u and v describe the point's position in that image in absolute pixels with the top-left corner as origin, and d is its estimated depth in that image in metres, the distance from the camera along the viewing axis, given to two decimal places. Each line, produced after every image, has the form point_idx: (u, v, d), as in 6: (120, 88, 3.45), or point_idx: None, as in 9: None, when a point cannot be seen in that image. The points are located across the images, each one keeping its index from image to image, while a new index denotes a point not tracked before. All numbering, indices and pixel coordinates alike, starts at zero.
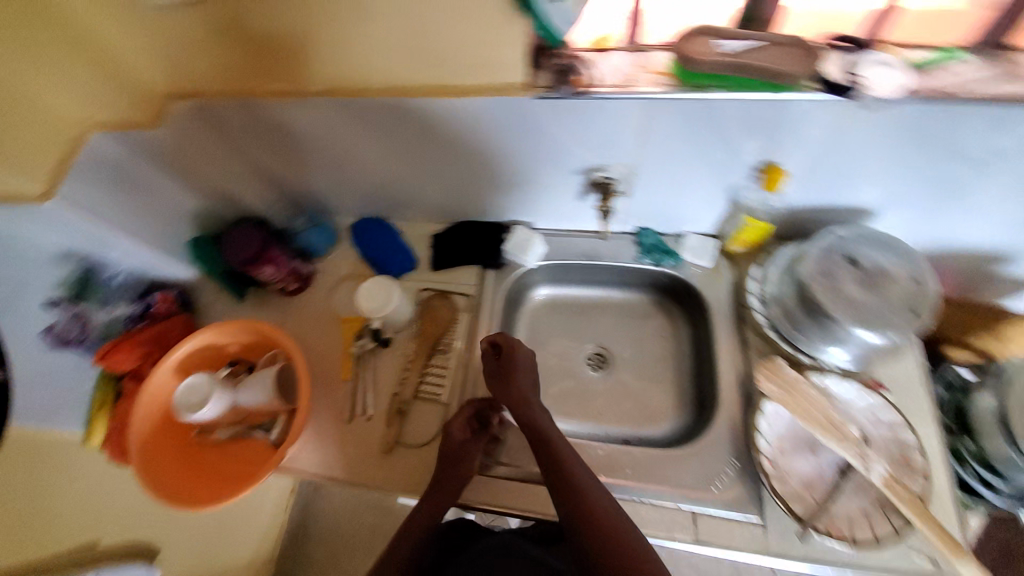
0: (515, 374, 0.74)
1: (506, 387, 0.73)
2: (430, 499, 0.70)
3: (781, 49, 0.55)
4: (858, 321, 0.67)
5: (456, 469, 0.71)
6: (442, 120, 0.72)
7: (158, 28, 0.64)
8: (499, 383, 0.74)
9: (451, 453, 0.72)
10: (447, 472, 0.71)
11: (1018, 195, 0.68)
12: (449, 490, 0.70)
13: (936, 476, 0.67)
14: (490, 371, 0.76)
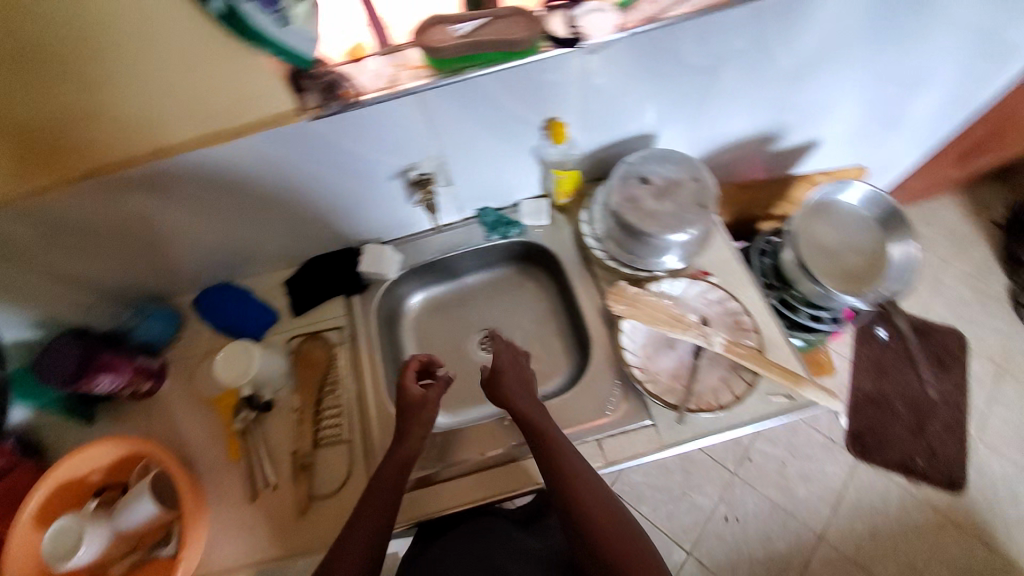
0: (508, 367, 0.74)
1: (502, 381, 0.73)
2: (392, 466, 0.68)
3: (507, 21, 0.63)
4: (664, 230, 0.79)
5: (417, 421, 0.72)
6: (237, 166, 0.71)
7: None
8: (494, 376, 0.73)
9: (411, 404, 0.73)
10: (412, 422, 0.72)
11: (744, 85, 0.84)
12: (411, 445, 0.70)
13: (768, 328, 0.80)
14: (485, 371, 0.75)
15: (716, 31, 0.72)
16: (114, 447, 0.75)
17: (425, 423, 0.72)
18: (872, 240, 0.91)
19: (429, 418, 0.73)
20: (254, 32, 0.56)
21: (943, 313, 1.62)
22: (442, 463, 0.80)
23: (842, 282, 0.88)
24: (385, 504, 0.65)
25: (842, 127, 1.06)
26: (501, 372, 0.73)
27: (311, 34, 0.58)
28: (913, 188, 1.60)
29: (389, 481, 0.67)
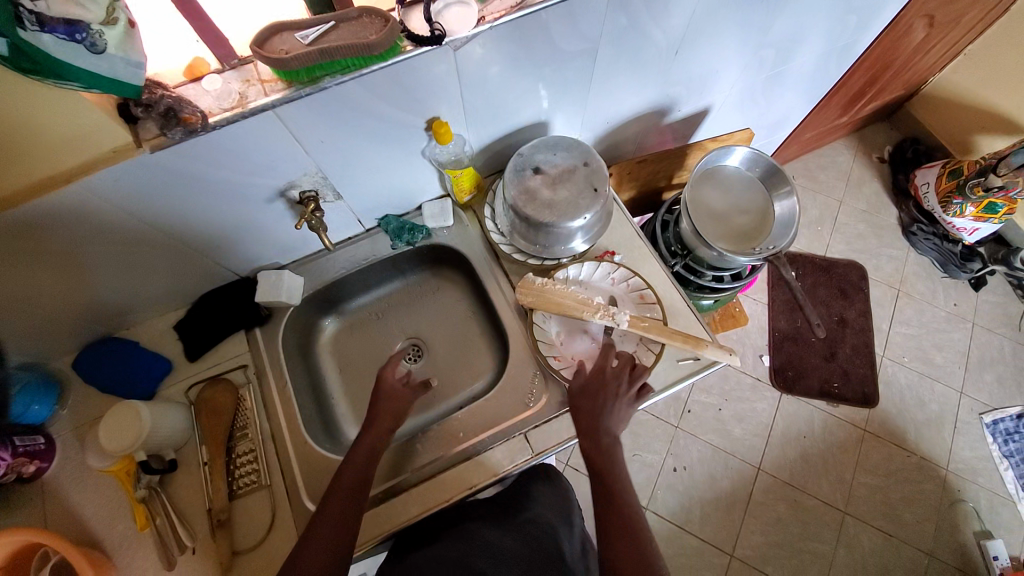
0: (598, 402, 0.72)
1: (592, 413, 0.71)
2: (360, 456, 0.71)
3: (360, 23, 0.57)
4: (562, 217, 0.78)
5: (387, 411, 0.76)
6: (80, 217, 0.63)
7: None
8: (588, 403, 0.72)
9: (382, 395, 0.77)
10: (381, 410, 0.76)
11: (625, 65, 0.84)
12: (377, 431, 0.74)
13: (670, 297, 0.84)
14: (580, 385, 0.74)
15: (583, 13, 0.68)
16: (7, 543, 0.63)
17: (393, 414, 0.76)
18: (756, 198, 0.96)
19: (397, 409, 0.76)
20: (58, 65, 0.46)
21: (841, 249, 1.78)
22: (399, 475, 0.79)
23: (728, 242, 0.93)
24: (344, 506, 0.66)
25: (728, 92, 1.12)
26: (596, 403, 0.72)
27: (134, 59, 0.51)
28: (804, 140, 1.72)
29: (351, 478, 0.69)
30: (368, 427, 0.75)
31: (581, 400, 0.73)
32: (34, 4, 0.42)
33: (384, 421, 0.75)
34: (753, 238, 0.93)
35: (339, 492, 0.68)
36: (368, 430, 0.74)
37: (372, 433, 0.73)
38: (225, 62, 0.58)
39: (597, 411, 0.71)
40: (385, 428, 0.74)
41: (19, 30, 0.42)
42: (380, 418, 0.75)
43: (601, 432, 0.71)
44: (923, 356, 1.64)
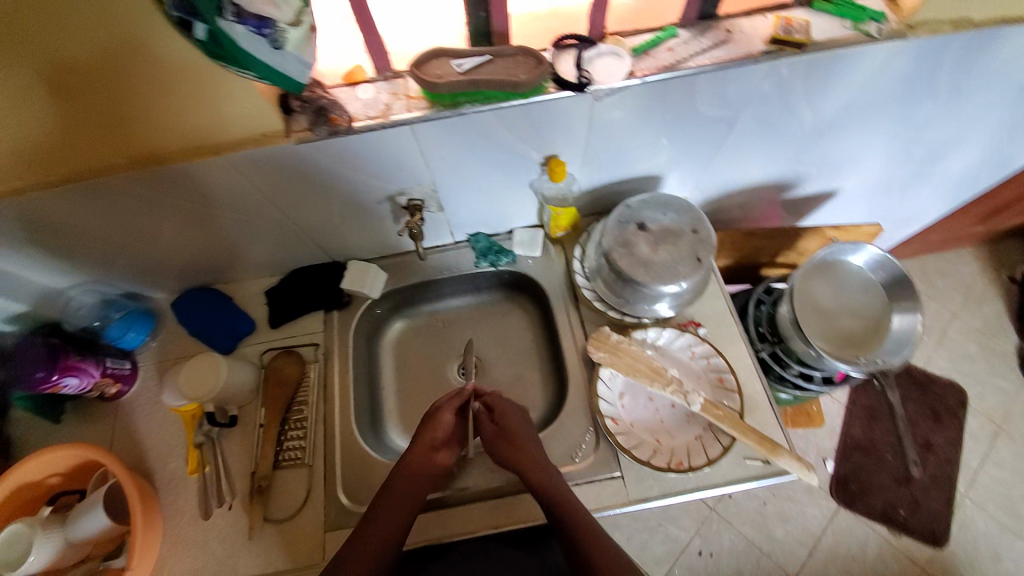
0: (513, 435, 0.74)
1: (516, 447, 0.73)
2: (404, 476, 0.71)
3: (510, 60, 0.59)
4: (656, 280, 0.74)
5: (429, 435, 0.75)
6: (214, 183, 0.68)
7: None
8: (505, 439, 0.74)
9: (431, 414, 0.77)
10: (423, 430, 0.75)
11: (762, 136, 0.79)
12: (419, 453, 0.73)
13: (751, 387, 0.78)
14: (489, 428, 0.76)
15: (735, 84, 0.66)
16: (70, 454, 0.74)
17: (433, 438, 0.74)
18: (872, 303, 0.88)
19: (439, 430, 0.75)
20: (242, 57, 0.48)
21: (943, 366, 1.59)
22: (449, 489, 0.77)
23: (829, 343, 0.86)
24: (396, 511, 0.68)
25: (862, 180, 1.03)
26: (510, 440, 0.73)
27: (306, 59, 0.54)
28: (930, 240, 1.56)
29: (404, 491, 0.70)
30: (412, 446, 0.74)
31: (496, 438, 0.74)
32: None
33: (429, 438, 0.74)
34: (856, 346, 0.85)
35: (394, 493, 0.70)
36: (411, 450, 0.74)
37: (419, 450, 0.73)
38: (380, 73, 0.62)
39: (513, 440, 0.73)
40: (434, 444, 0.74)
41: (218, 19, 0.45)
42: (427, 434, 0.75)
43: (534, 466, 0.70)
44: (1014, 507, 1.42)
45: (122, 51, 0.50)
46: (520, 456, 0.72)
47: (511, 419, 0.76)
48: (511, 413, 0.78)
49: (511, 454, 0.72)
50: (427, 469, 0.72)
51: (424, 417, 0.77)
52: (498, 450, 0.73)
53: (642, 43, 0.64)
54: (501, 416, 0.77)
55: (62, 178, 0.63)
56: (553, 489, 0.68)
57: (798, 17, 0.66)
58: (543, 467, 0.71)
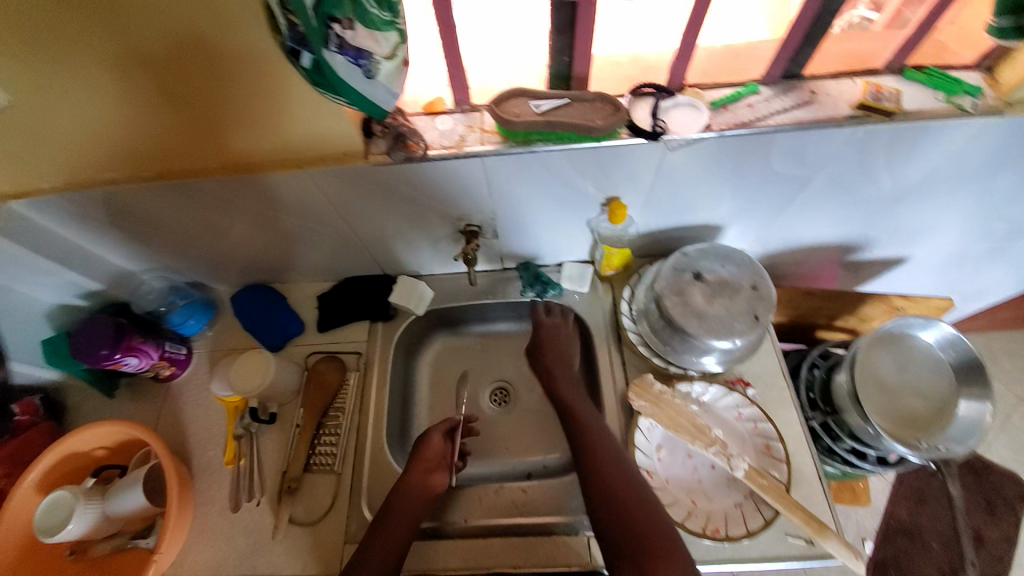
0: (554, 350, 0.84)
1: (556, 359, 0.84)
2: (402, 499, 0.71)
3: (588, 105, 0.60)
4: (708, 334, 0.72)
5: (424, 456, 0.76)
6: (289, 192, 0.72)
7: None
8: (548, 351, 0.84)
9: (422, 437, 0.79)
10: (418, 452, 0.77)
11: (834, 197, 0.77)
12: (417, 472, 0.74)
13: (800, 460, 0.74)
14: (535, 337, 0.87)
15: (815, 145, 0.64)
16: (120, 429, 0.78)
17: (427, 461, 0.76)
18: (939, 384, 0.82)
19: (431, 453, 0.77)
20: (338, 83, 0.51)
21: (1002, 454, 1.48)
22: (442, 520, 0.77)
23: (887, 421, 0.80)
24: (396, 534, 0.68)
25: (935, 250, 0.97)
26: (551, 356, 0.84)
27: (394, 90, 0.55)
28: (1000, 318, 1.46)
29: (406, 513, 0.70)
30: (407, 469, 0.75)
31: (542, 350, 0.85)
32: (343, 32, 0.48)
33: (424, 458, 0.76)
34: (920, 429, 0.80)
35: (401, 511, 0.70)
36: (410, 469, 0.75)
37: (414, 471, 0.74)
38: (458, 106, 0.65)
39: (552, 359, 0.83)
40: (428, 465, 0.76)
41: (324, 49, 0.48)
42: (422, 455, 0.76)
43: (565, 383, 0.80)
44: None
45: (236, 69, 0.54)
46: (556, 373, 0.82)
47: (552, 332, 0.86)
48: (562, 335, 0.86)
49: (549, 366, 0.83)
50: (426, 488, 0.73)
51: (414, 443, 0.80)
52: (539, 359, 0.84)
53: (722, 97, 0.64)
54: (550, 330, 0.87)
55: (156, 173, 0.69)
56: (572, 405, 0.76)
57: (888, 84, 0.64)
58: (571, 387, 0.79)
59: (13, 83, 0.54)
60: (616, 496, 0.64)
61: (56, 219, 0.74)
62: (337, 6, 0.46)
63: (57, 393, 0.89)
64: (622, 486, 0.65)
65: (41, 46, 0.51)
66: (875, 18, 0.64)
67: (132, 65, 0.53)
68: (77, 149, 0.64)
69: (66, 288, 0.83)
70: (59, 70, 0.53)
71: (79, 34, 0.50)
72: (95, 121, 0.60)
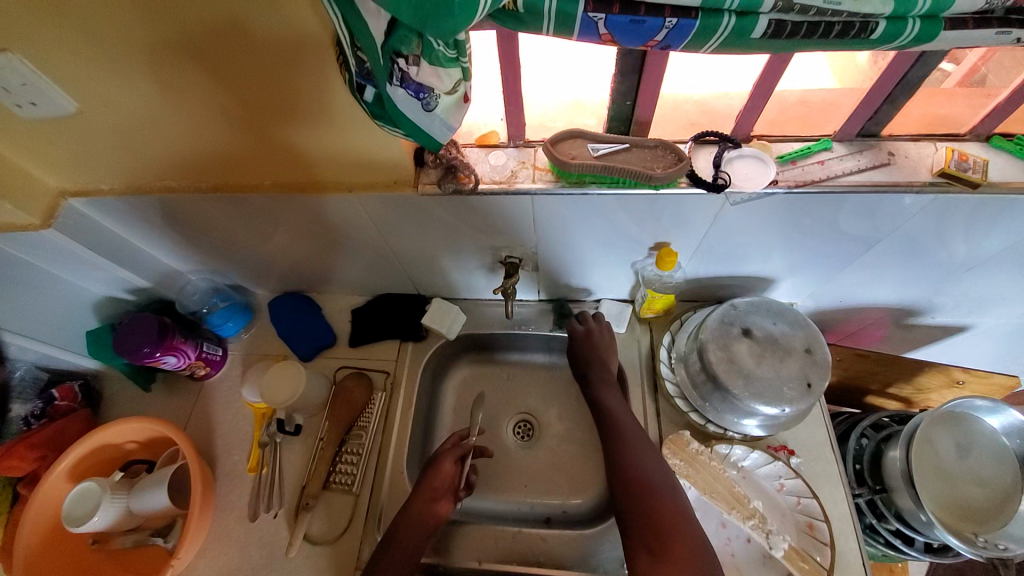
0: (591, 340, 0.82)
1: (592, 350, 0.81)
2: (405, 530, 0.69)
3: (648, 152, 0.58)
4: (753, 396, 0.68)
5: (429, 483, 0.73)
6: (337, 210, 0.72)
7: (47, 156, 0.65)
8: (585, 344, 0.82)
9: (433, 460, 0.77)
10: (426, 478, 0.74)
11: (902, 261, 0.71)
12: (420, 500, 0.71)
13: (844, 544, 0.69)
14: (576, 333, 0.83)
15: (887, 208, 0.60)
16: (152, 427, 0.79)
17: (433, 485, 0.73)
18: (1002, 474, 0.74)
19: (438, 477, 0.74)
20: (397, 115, 0.51)
21: None
22: (444, 558, 0.75)
23: (939, 508, 0.73)
24: (395, 565, 0.66)
25: (1010, 322, 0.89)
26: (588, 347, 0.81)
27: (451, 123, 0.54)
28: None
29: (409, 544, 0.68)
30: (414, 496, 0.72)
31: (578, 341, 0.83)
32: (407, 67, 0.46)
33: (433, 485, 0.73)
34: (975, 521, 0.72)
35: (405, 542, 0.68)
36: (414, 497, 0.72)
37: (420, 497, 0.72)
38: (512, 140, 0.64)
39: (589, 350, 0.81)
40: (434, 493, 0.72)
41: (387, 84, 0.47)
42: (431, 482, 0.73)
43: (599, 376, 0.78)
44: None
45: (295, 93, 0.55)
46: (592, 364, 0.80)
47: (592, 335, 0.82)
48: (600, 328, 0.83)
49: (585, 359, 0.81)
50: (431, 519, 0.70)
51: (425, 467, 0.77)
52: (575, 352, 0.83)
53: (791, 151, 0.60)
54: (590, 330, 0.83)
55: (213, 185, 0.70)
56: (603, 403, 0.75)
57: (978, 150, 0.59)
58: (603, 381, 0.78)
59: (85, 94, 0.56)
60: (638, 489, 0.63)
61: (113, 218, 0.76)
62: (404, 43, 0.44)
63: (97, 381, 0.93)
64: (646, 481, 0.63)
65: (113, 62, 0.52)
66: (951, 70, 0.61)
67: (196, 84, 0.55)
68: (142, 158, 0.66)
69: (115, 285, 0.86)
70: (127, 85, 0.55)
71: (150, 53, 0.51)
72: (162, 134, 0.62)
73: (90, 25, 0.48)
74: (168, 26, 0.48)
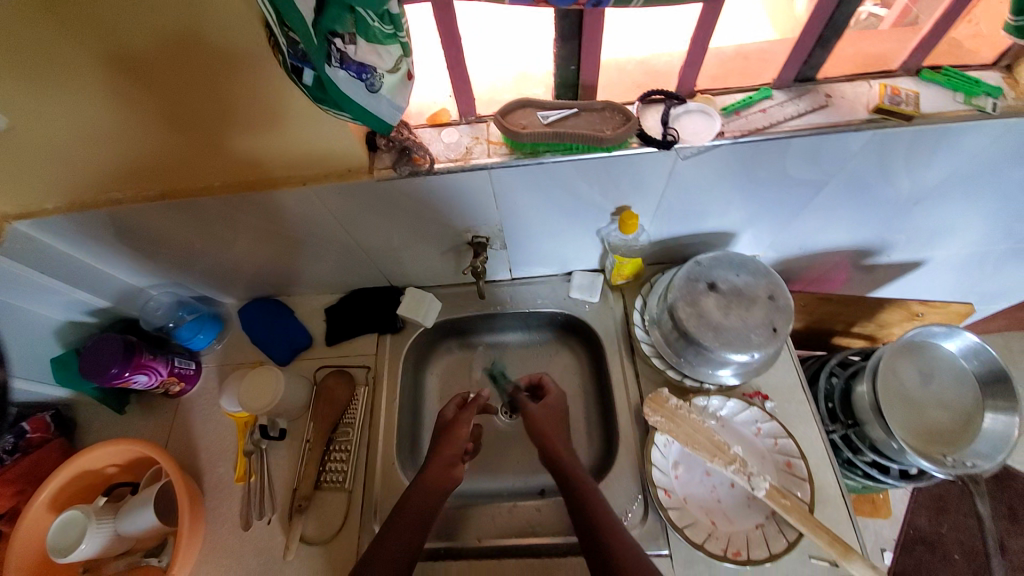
0: (547, 414, 0.76)
1: (548, 418, 0.76)
2: (418, 495, 0.67)
3: (598, 115, 0.59)
4: (723, 346, 0.70)
5: (448, 445, 0.73)
6: (297, 207, 0.71)
7: None
8: (545, 417, 0.76)
9: (440, 430, 0.77)
10: (443, 442, 0.74)
11: (851, 201, 0.74)
12: (438, 463, 0.71)
13: (823, 478, 0.72)
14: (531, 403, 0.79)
15: (832, 149, 0.62)
16: (130, 448, 0.77)
17: (451, 446, 0.73)
18: (964, 396, 0.78)
19: (457, 439, 0.75)
20: (342, 98, 0.51)
21: None
22: (459, 541, 0.75)
23: (910, 435, 0.78)
24: (409, 531, 0.64)
25: (956, 253, 0.94)
26: (542, 422, 0.75)
27: (398, 103, 0.55)
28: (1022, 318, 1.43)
29: (420, 511, 0.66)
30: (427, 466, 0.71)
31: (536, 416, 0.76)
32: (345, 47, 0.46)
33: (446, 454, 0.72)
34: (944, 442, 0.76)
35: (414, 509, 0.66)
36: (430, 463, 0.71)
37: (437, 461, 0.71)
38: (464, 117, 0.64)
39: (546, 425, 0.74)
40: (450, 456, 0.72)
41: (326, 65, 0.47)
42: (443, 450, 0.73)
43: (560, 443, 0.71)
44: None
45: (241, 90, 0.54)
46: (549, 435, 0.72)
47: (547, 412, 0.76)
48: (556, 403, 0.79)
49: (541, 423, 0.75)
50: (445, 484, 0.69)
51: (439, 432, 0.76)
52: (532, 424, 0.75)
53: (734, 102, 0.62)
54: (546, 405, 0.78)
55: (162, 192, 0.68)
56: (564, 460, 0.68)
57: (908, 85, 0.62)
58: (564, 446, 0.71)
59: (16, 109, 0.54)
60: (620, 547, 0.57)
61: (61, 237, 0.73)
62: (337, 22, 0.44)
63: (68, 409, 0.90)
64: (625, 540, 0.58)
65: (45, 70, 0.50)
66: (884, 15, 0.63)
67: (136, 87, 0.53)
68: (82, 170, 0.63)
69: (74, 307, 0.83)
70: (54, 92, 0.53)
71: (86, 59, 0.50)
72: (99, 142, 0.60)
73: (18, 33, 0.46)
74: (103, 30, 0.47)
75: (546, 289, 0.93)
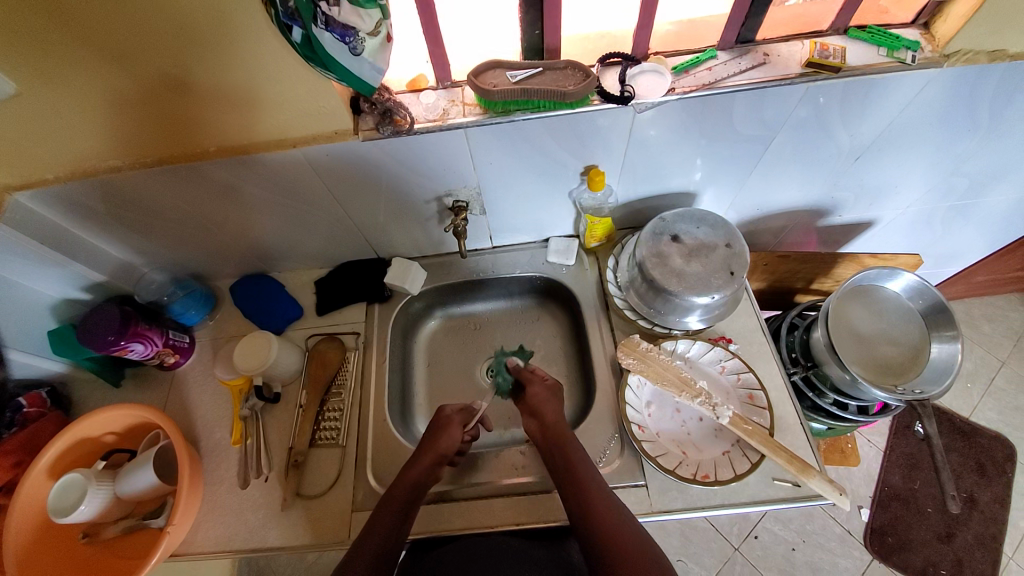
0: (548, 396, 0.77)
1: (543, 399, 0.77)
2: (404, 487, 0.70)
3: (562, 73, 0.66)
4: (687, 289, 0.76)
5: (432, 447, 0.74)
6: (286, 172, 0.75)
7: None
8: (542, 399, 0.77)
9: (439, 423, 0.78)
10: (427, 442, 0.75)
11: (798, 156, 0.81)
12: (422, 463, 0.72)
13: (784, 409, 0.78)
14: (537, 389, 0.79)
15: (772, 102, 0.69)
16: (130, 413, 0.80)
17: (438, 450, 0.74)
18: (911, 332, 0.86)
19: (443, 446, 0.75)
20: (327, 59, 0.56)
21: (990, 417, 1.55)
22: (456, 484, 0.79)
23: (866, 371, 0.84)
24: (396, 514, 0.67)
25: (902, 210, 1.02)
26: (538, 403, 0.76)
27: (379, 66, 0.60)
28: (976, 282, 1.53)
29: (406, 488, 0.70)
30: (414, 460, 0.73)
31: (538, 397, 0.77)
32: (329, 9, 0.52)
33: (431, 454, 0.73)
34: (897, 374, 0.83)
35: (398, 494, 0.69)
36: (414, 462, 0.73)
37: (425, 455, 0.73)
38: (440, 82, 0.71)
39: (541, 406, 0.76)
40: (437, 456, 0.73)
41: (313, 26, 0.52)
42: (433, 446, 0.74)
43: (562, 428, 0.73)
44: None
45: (241, 56, 0.59)
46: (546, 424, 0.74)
47: (546, 394, 0.78)
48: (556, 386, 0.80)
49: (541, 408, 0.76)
50: (428, 478, 0.72)
51: (427, 430, 0.77)
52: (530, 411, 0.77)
53: (683, 62, 0.69)
54: (545, 384, 0.79)
55: (161, 158, 0.72)
56: (556, 461, 0.70)
57: (835, 41, 0.69)
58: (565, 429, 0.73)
59: (29, 74, 0.58)
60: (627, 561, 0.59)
61: (60, 212, 0.77)
62: None
63: (64, 387, 0.92)
64: (635, 546, 0.60)
65: (53, 34, 0.54)
66: None
67: (140, 52, 0.57)
68: (85, 136, 0.67)
69: (69, 283, 0.86)
70: (61, 56, 0.57)
71: (94, 26, 0.54)
72: (101, 105, 0.63)
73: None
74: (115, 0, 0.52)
75: (524, 255, 0.99)
